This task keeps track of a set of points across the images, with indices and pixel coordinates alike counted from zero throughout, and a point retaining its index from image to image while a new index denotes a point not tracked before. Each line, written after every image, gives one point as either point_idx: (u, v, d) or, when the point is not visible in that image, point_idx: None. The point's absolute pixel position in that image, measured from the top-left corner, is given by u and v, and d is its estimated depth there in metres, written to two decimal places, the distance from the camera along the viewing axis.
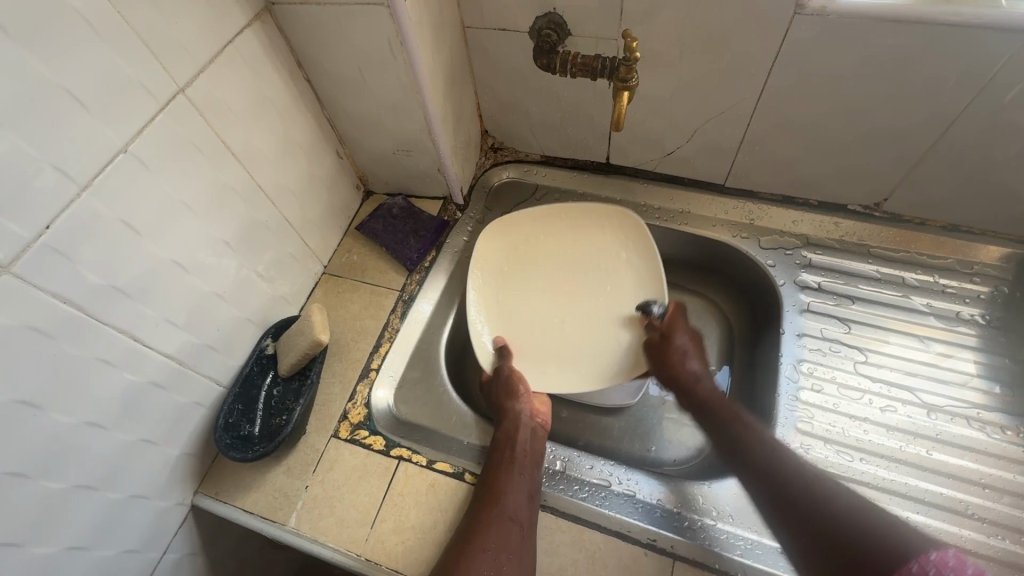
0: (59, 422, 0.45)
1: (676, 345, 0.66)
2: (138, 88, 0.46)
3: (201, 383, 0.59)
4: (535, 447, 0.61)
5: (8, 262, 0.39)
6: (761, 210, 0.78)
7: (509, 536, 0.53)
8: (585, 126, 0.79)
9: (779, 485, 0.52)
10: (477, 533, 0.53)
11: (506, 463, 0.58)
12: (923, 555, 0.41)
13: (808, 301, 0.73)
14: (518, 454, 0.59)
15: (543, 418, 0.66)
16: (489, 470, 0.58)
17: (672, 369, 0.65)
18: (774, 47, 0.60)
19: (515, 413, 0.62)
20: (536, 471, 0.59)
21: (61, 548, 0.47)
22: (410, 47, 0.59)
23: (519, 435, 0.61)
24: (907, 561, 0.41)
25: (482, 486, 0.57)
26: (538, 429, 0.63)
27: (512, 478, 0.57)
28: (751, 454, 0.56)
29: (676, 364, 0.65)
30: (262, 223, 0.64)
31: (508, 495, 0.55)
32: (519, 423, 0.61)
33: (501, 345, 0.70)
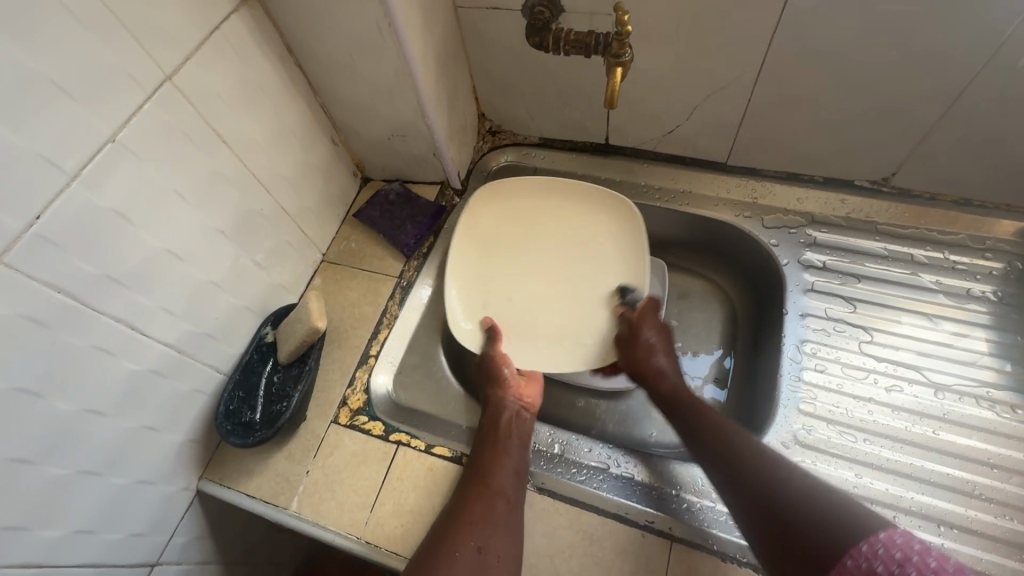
0: (61, 409, 0.46)
1: (642, 329, 0.67)
2: (123, 77, 0.46)
3: (201, 370, 0.59)
4: (521, 427, 0.61)
5: (0, 252, 0.39)
6: (764, 188, 0.76)
7: (496, 511, 0.53)
8: (583, 106, 0.78)
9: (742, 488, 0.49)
10: (463, 509, 0.53)
11: (493, 442, 0.58)
12: (872, 536, 0.37)
13: (813, 281, 0.71)
14: (505, 434, 0.59)
15: (532, 400, 0.65)
16: (477, 450, 0.58)
17: (642, 356, 0.66)
18: (775, 18, 0.58)
19: (500, 396, 0.63)
20: (524, 451, 0.59)
21: (68, 532, 0.48)
22: (398, 28, 0.58)
23: (503, 415, 0.61)
24: (859, 542, 0.38)
25: (469, 465, 0.57)
26: (524, 411, 0.63)
27: (500, 456, 0.57)
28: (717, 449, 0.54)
29: (645, 360, 0.65)
30: (258, 212, 0.64)
31: (497, 472, 0.55)
32: (503, 405, 0.61)
33: (490, 324, 0.70)
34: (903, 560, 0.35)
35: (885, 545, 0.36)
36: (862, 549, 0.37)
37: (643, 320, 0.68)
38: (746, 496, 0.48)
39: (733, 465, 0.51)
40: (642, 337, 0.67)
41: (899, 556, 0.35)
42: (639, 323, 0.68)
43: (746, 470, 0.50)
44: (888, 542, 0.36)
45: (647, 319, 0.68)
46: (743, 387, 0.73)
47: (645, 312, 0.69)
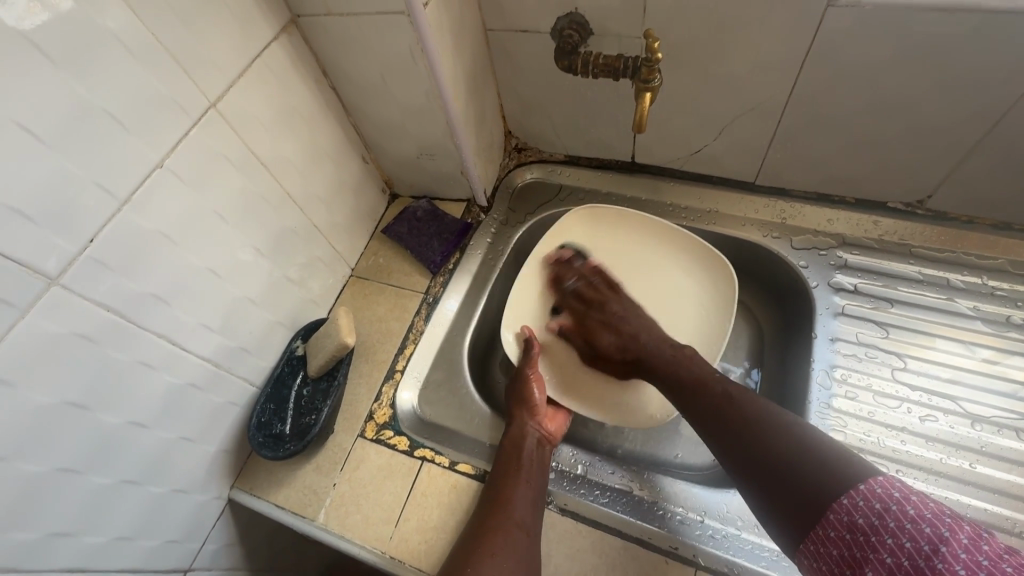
0: (107, 421, 0.48)
1: (606, 312, 0.70)
2: (172, 105, 0.48)
3: (235, 383, 0.61)
4: (541, 457, 0.61)
5: (57, 273, 0.42)
6: (793, 208, 0.75)
7: (516, 542, 0.53)
8: (609, 126, 0.78)
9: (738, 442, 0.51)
10: (485, 537, 0.53)
11: (514, 469, 0.58)
12: (853, 487, 0.42)
13: (843, 304, 0.70)
14: (526, 461, 0.59)
15: (552, 432, 0.65)
16: (496, 478, 0.58)
17: (625, 334, 0.67)
18: (808, 39, 0.57)
19: (521, 422, 0.63)
20: (543, 480, 0.59)
21: (110, 538, 0.51)
22: (431, 53, 0.60)
23: (525, 442, 0.61)
24: (839, 495, 0.43)
25: (490, 492, 0.58)
26: (545, 442, 0.63)
27: (518, 487, 0.57)
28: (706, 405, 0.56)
29: (632, 338, 0.67)
30: (292, 229, 0.66)
31: (515, 503, 0.55)
32: (524, 431, 0.62)
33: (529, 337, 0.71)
34: (883, 510, 0.40)
35: (864, 497, 0.41)
36: (844, 504, 0.42)
37: (596, 304, 0.72)
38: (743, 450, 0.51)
39: (722, 410, 0.54)
40: (607, 317, 0.70)
41: (879, 507, 0.40)
42: (597, 304, 0.72)
43: (734, 414, 0.53)
44: (867, 494, 0.41)
45: (598, 299, 0.72)
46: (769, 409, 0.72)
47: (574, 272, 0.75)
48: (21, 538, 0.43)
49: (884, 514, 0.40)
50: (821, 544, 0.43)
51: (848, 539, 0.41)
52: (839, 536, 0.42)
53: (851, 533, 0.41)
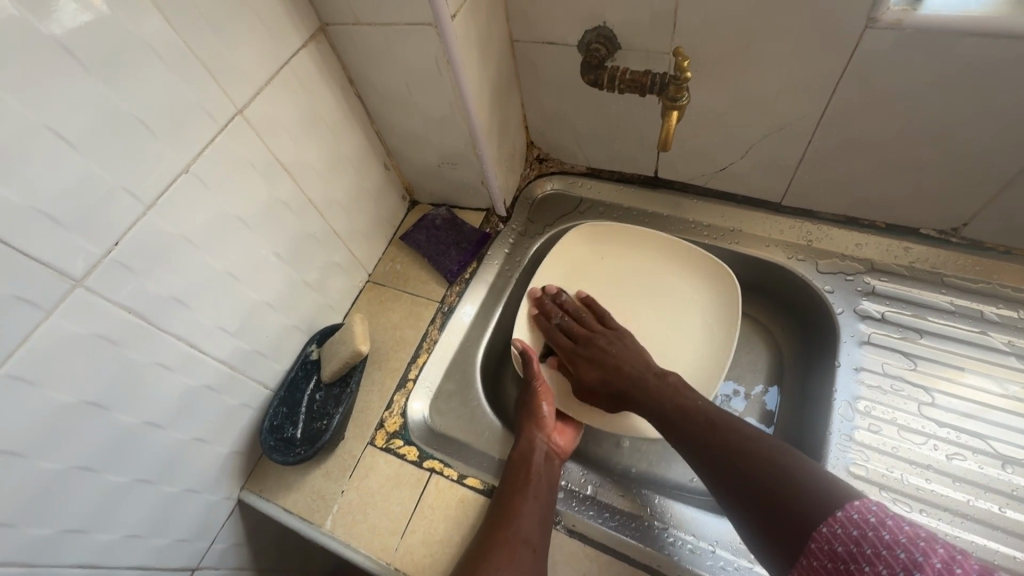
0: (123, 421, 0.48)
1: (591, 346, 0.67)
2: (201, 112, 0.49)
3: (249, 385, 0.62)
4: (550, 471, 0.60)
5: (82, 275, 0.42)
6: (820, 231, 0.74)
7: (522, 559, 0.52)
8: (633, 140, 0.77)
9: (738, 475, 0.50)
10: (490, 554, 0.53)
11: (523, 484, 0.58)
12: (831, 515, 0.42)
13: (869, 332, 0.67)
14: (535, 476, 0.59)
15: (561, 445, 0.65)
16: (503, 494, 0.58)
17: (606, 369, 0.65)
18: (844, 60, 0.56)
19: (530, 435, 0.62)
20: (553, 496, 0.59)
21: (121, 536, 0.51)
22: (456, 65, 0.60)
23: (534, 457, 0.60)
24: (818, 525, 0.42)
25: (498, 507, 0.57)
26: (554, 456, 0.63)
27: (526, 502, 0.56)
28: (696, 433, 0.55)
29: (613, 372, 0.64)
30: (311, 235, 0.66)
31: (524, 518, 0.55)
32: (534, 445, 0.61)
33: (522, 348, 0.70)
34: (859, 537, 0.40)
35: (842, 525, 0.41)
36: (823, 532, 0.42)
37: (585, 338, 0.69)
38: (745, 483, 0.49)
39: (704, 436, 0.54)
40: (590, 352, 0.67)
41: (855, 533, 0.40)
42: (586, 338, 0.69)
43: (716, 440, 0.53)
44: (844, 521, 0.41)
45: (584, 332, 0.69)
46: (787, 435, 0.70)
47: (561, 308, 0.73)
48: (35, 533, 0.44)
49: (860, 541, 0.39)
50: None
51: (829, 568, 0.40)
52: (820, 564, 0.41)
53: (829, 562, 0.40)
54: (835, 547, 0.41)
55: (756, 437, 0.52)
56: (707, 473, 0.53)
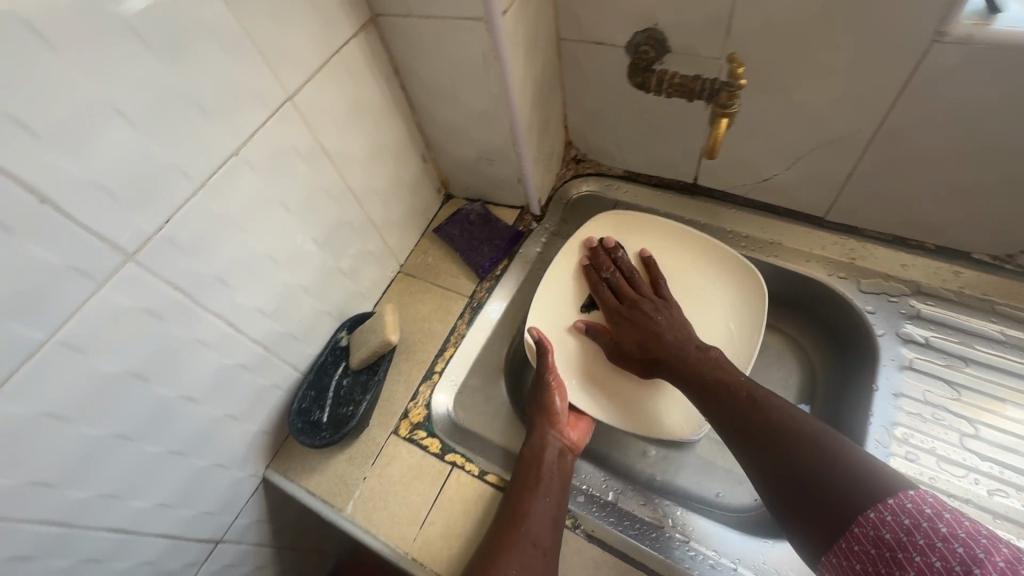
0: (162, 393, 0.50)
1: (636, 309, 0.67)
2: (252, 96, 0.50)
3: (281, 367, 0.63)
4: (563, 468, 0.60)
5: (133, 250, 0.44)
6: (865, 248, 0.71)
7: (532, 556, 0.52)
8: (674, 145, 0.76)
9: (778, 460, 0.49)
10: (501, 548, 0.53)
11: (533, 481, 0.58)
12: (879, 502, 0.42)
13: (911, 357, 0.65)
14: (546, 474, 0.59)
15: (573, 441, 0.64)
16: (514, 490, 0.58)
17: (647, 333, 0.64)
18: (907, 74, 0.54)
19: (541, 431, 0.62)
20: (564, 494, 0.58)
21: (153, 505, 0.53)
22: (503, 61, 0.59)
23: (545, 453, 0.60)
24: (865, 510, 0.42)
25: (508, 503, 0.57)
26: (566, 452, 0.62)
27: (537, 498, 0.56)
28: (738, 411, 0.55)
29: (654, 336, 0.64)
30: (349, 222, 0.67)
31: (532, 512, 0.55)
32: (546, 441, 0.61)
33: (538, 338, 0.68)
34: (912, 526, 0.39)
35: (893, 513, 0.40)
36: (871, 517, 0.41)
37: (629, 301, 0.69)
38: (783, 471, 0.48)
39: (746, 416, 0.54)
40: (634, 314, 0.67)
41: (907, 523, 0.39)
42: (632, 300, 0.69)
43: (757, 418, 0.53)
44: (896, 510, 0.40)
45: (631, 293, 0.69)
46: None
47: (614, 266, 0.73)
48: (74, 496, 0.46)
49: (915, 531, 0.39)
50: (845, 558, 0.42)
51: (872, 554, 0.40)
52: (863, 550, 0.41)
53: (873, 548, 0.40)
54: (883, 535, 0.40)
55: (799, 419, 0.51)
56: (745, 454, 0.53)
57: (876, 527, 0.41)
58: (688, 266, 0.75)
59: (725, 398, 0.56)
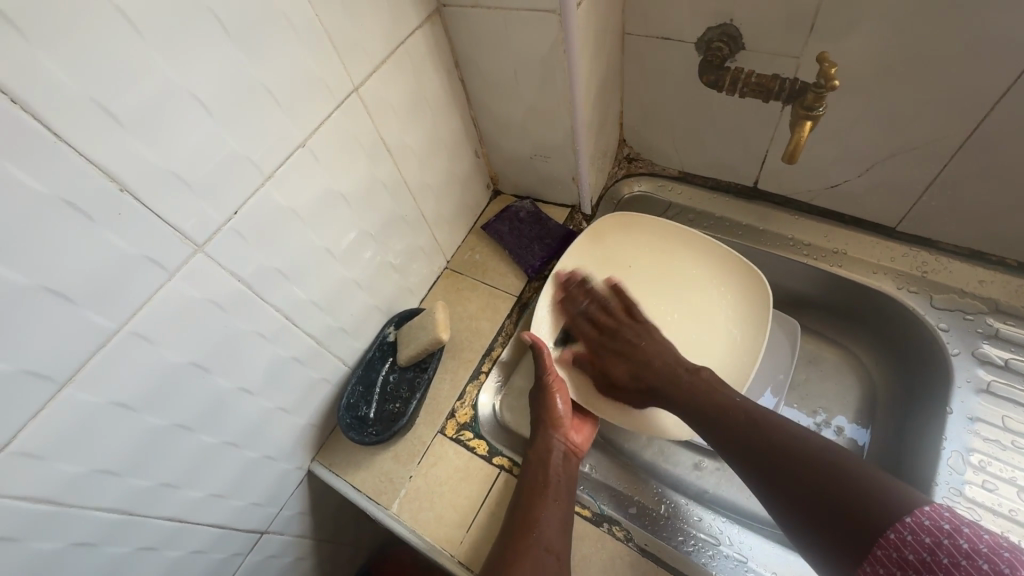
0: (220, 384, 0.49)
1: (618, 338, 0.65)
2: (321, 87, 0.48)
3: (331, 361, 0.62)
4: (569, 471, 0.59)
5: (202, 240, 0.43)
6: (938, 262, 0.68)
7: (546, 565, 0.51)
8: (738, 146, 0.73)
9: (788, 477, 0.47)
10: (514, 556, 0.51)
11: (541, 488, 0.56)
12: (898, 521, 0.39)
13: (988, 379, 0.61)
14: (553, 479, 0.57)
15: (579, 444, 0.62)
16: (523, 496, 0.56)
17: (635, 358, 0.62)
18: (1010, 78, 0.50)
19: (545, 435, 0.60)
20: (572, 498, 0.57)
21: (206, 494, 0.53)
22: (572, 55, 0.57)
23: (551, 458, 0.58)
24: (884, 529, 0.40)
25: (518, 510, 0.55)
26: (572, 455, 0.60)
27: (546, 505, 0.55)
28: (732, 428, 0.53)
29: (642, 362, 0.62)
30: (403, 217, 0.66)
31: (542, 520, 0.54)
32: (551, 445, 0.59)
33: (532, 342, 0.63)
34: (934, 545, 0.37)
35: (913, 532, 0.38)
36: (891, 538, 0.39)
37: (610, 332, 0.66)
38: (794, 489, 0.46)
39: (744, 434, 0.52)
40: (620, 345, 0.64)
41: (929, 541, 0.38)
42: (612, 329, 0.66)
43: (759, 440, 0.50)
44: (915, 528, 0.39)
45: (609, 323, 0.67)
46: None
47: (586, 296, 0.70)
48: (134, 484, 0.45)
49: (937, 550, 0.37)
50: None
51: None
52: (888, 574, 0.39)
53: (899, 570, 0.38)
54: (907, 557, 0.38)
55: (801, 435, 0.49)
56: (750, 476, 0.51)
57: (898, 549, 0.39)
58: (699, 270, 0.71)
59: (718, 416, 0.54)
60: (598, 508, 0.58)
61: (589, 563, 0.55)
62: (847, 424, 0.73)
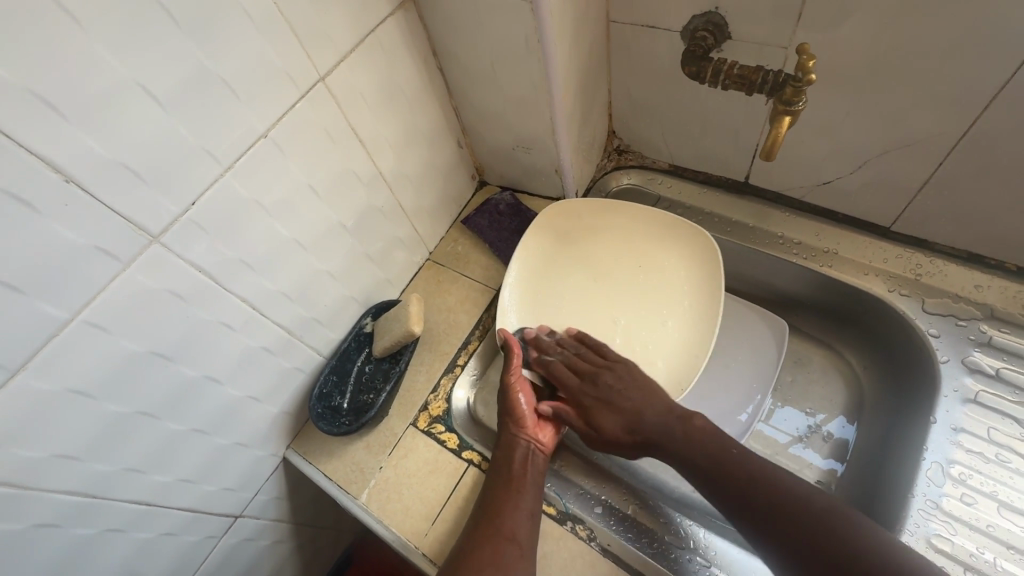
0: (187, 373, 0.50)
1: (600, 384, 0.61)
2: (282, 77, 0.48)
3: (305, 352, 0.63)
4: (535, 467, 0.58)
5: (159, 231, 0.43)
6: (934, 265, 0.65)
7: (506, 555, 0.50)
8: (727, 139, 0.70)
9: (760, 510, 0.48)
10: (474, 549, 0.51)
11: (505, 484, 0.56)
12: (863, 560, 0.42)
13: (977, 389, 0.59)
14: (517, 476, 0.56)
15: (548, 440, 0.61)
16: (487, 491, 0.56)
17: (620, 414, 0.59)
18: (1009, 70, 0.47)
19: (510, 434, 0.59)
20: (539, 492, 0.57)
21: (175, 479, 0.54)
22: (547, 45, 0.56)
23: (514, 454, 0.58)
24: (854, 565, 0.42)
25: (481, 505, 0.55)
26: (539, 450, 0.60)
27: (510, 499, 0.54)
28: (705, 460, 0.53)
29: (631, 415, 0.58)
30: (378, 208, 0.65)
31: (508, 513, 0.53)
32: (514, 443, 0.59)
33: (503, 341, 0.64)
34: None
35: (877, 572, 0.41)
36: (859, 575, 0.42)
37: (588, 375, 0.62)
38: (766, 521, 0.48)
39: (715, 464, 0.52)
40: (602, 392, 0.60)
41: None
42: (591, 375, 0.62)
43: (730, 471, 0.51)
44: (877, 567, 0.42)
45: (588, 367, 0.63)
46: (859, 487, 0.64)
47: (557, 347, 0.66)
48: (98, 469, 0.47)
49: None
50: None
51: None
52: None
53: None
54: None
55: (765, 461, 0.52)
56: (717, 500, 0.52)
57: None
58: (676, 269, 0.70)
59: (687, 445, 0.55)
60: (563, 506, 0.58)
61: (550, 560, 0.55)
62: (838, 426, 0.71)
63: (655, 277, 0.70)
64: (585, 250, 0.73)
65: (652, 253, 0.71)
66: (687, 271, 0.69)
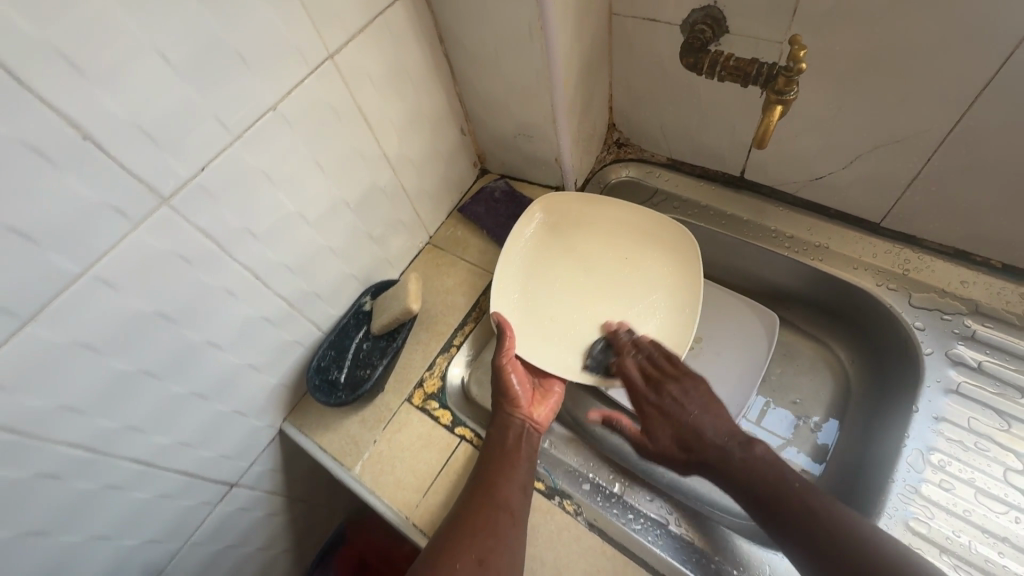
0: (189, 336, 0.51)
1: (663, 396, 0.61)
2: (292, 53, 0.50)
3: (304, 326, 0.64)
4: (528, 445, 0.59)
5: (170, 192, 0.45)
6: (922, 260, 0.66)
7: (498, 524, 0.52)
8: (723, 133, 0.72)
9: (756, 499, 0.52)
10: (466, 519, 0.52)
11: (499, 459, 0.57)
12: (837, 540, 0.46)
13: (959, 380, 0.60)
14: (511, 452, 0.58)
15: (542, 420, 0.62)
16: (481, 466, 0.57)
17: (681, 429, 0.59)
18: (993, 68, 0.49)
19: (505, 413, 0.61)
20: (531, 468, 0.58)
21: (173, 442, 0.55)
22: (549, 33, 0.57)
23: (509, 432, 0.59)
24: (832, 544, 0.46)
25: (474, 479, 0.56)
26: (533, 429, 0.61)
27: (504, 474, 0.55)
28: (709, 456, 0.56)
29: (689, 433, 0.58)
30: (381, 188, 0.67)
31: (501, 486, 0.54)
32: (508, 421, 0.60)
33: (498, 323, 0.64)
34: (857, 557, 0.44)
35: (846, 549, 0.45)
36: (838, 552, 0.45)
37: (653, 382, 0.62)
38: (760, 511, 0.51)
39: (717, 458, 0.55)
40: (663, 402, 0.61)
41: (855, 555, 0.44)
42: (655, 382, 0.62)
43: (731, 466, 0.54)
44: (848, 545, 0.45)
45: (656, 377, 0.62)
46: (842, 475, 0.65)
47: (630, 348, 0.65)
48: (100, 425, 0.48)
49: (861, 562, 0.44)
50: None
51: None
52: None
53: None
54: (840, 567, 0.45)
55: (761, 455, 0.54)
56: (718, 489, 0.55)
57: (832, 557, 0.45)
58: (664, 260, 0.71)
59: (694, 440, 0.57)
60: (552, 482, 0.59)
61: (537, 533, 0.56)
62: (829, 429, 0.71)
63: (639, 269, 0.72)
64: (575, 238, 0.74)
65: (642, 242, 0.73)
66: (673, 263, 0.70)
